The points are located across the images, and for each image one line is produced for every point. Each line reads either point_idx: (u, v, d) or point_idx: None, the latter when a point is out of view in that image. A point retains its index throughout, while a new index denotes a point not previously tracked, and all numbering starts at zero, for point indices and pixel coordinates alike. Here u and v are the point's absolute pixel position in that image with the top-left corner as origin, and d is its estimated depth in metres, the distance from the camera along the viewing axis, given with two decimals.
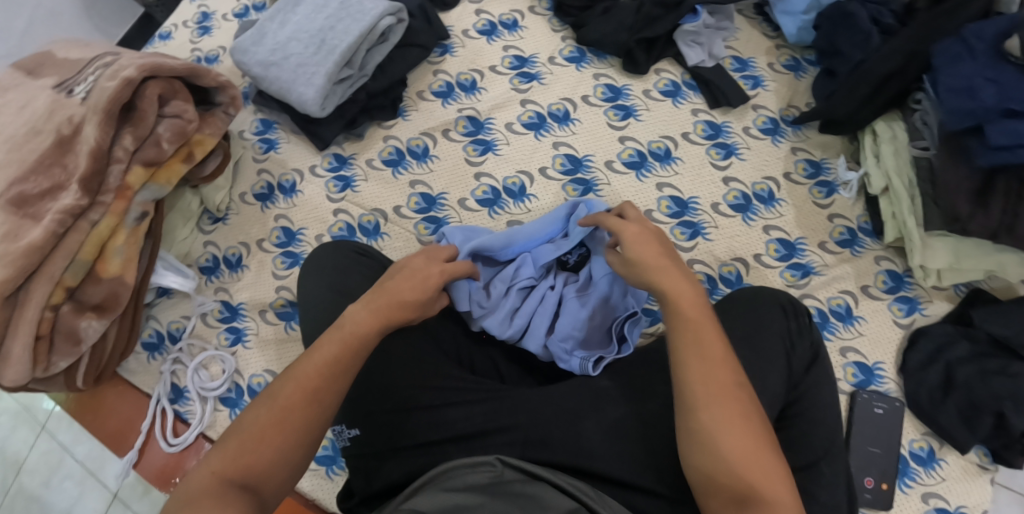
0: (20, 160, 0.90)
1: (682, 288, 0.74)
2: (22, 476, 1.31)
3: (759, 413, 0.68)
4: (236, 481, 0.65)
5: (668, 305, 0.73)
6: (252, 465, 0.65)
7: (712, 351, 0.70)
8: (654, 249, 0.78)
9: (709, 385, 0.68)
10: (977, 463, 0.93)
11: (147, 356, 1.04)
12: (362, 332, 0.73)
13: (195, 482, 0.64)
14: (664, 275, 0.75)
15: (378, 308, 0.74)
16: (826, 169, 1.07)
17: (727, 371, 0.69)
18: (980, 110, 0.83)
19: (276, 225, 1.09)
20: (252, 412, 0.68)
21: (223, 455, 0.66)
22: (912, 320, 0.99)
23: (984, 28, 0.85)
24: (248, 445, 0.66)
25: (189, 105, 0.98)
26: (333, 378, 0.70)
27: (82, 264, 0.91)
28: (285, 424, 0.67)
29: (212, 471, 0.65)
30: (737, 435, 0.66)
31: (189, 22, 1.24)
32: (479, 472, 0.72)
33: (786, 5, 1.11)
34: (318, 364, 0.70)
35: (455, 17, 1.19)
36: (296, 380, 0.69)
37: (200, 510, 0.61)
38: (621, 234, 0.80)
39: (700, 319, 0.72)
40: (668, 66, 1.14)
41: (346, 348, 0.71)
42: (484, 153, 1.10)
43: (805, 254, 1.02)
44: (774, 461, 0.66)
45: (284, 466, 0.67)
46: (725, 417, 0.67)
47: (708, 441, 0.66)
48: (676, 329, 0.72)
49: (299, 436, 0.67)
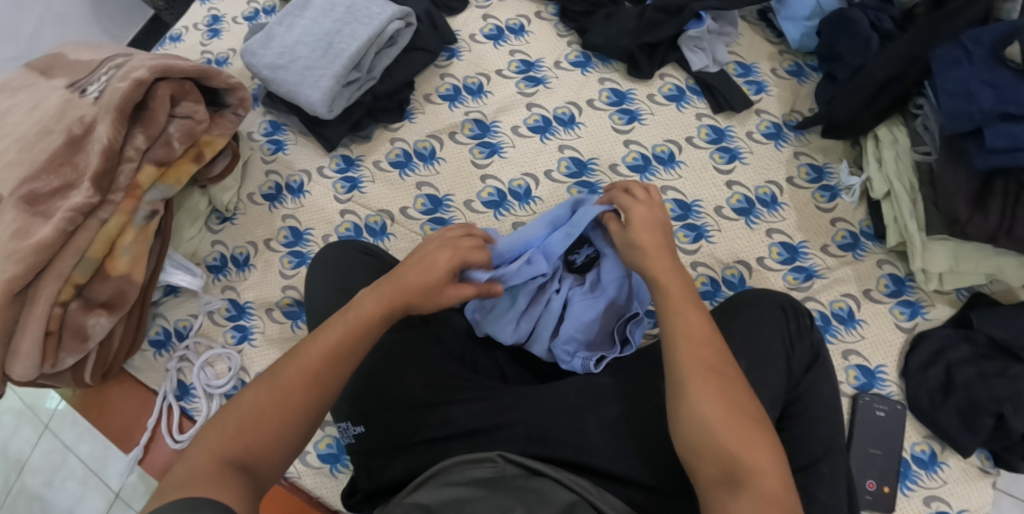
0: (32, 159, 0.91)
1: (674, 273, 0.77)
2: (25, 475, 1.31)
3: (747, 391, 0.69)
4: (234, 461, 0.65)
5: (658, 287, 0.77)
6: (250, 446, 0.66)
7: (697, 329, 0.72)
8: (657, 235, 0.80)
9: (693, 360, 0.70)
10: (979, 466, 0.93)
11: (153, 354, 1.05)
12: (368, 317, 0.74)
13: (192, 462, 0.64)
14: (659, 260, 0.78)
15: (386, 294, 0.75)
16: (829, 174, 1.07)
17: (713, 349, 0.70)
18: (977, 114, 0.85)
19: (283, 225, 1.10)
20: (251, 393, 0.69)
21: (221, 436, 0.66)
22: (914, 323, 0.99)
23: (982, 34, 0.87)
24: (247, 426, 0.67)
25: (200, 106, 0.99)
26: (334, 362, 0.70)
27: (90, 262, 0.92)
28: (284, 405, 0.68)
29: (209, 452, 0.65)
30: (718, 409, 0.67)
31: (199, 25, 1.25)
32: (480, 467, 0.73)
33: (789, 11, 1.12)
34: (321, 348, 0.71)
35: (462, 22, 1.21)
36: (297, 363, 0.70)
37: (197, 489, 0.61)
38: (628, 216, 0.82)
39: (687, 301, 0.74)
40: (673, 71, 1.15)
41: (352, 330, 0.72)
42: (490, 156, 1.11)
43: (807, 257, 1.03)
44: (758, 435, 0.66)
45: (281, 447, 0.67)
46: (705, 390, 0.68)
47: (690, 414, 0.67)
48: (664, 309, 0.74)
49: (297, 417, 0.68)
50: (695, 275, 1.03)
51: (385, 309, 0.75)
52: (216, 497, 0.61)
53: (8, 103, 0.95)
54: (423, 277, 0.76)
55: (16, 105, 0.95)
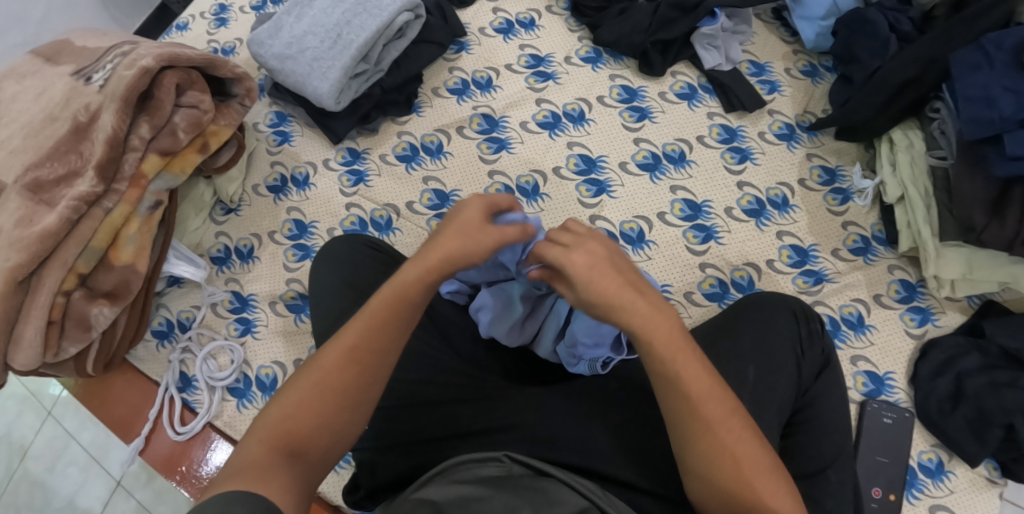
0: (37, 146, 0.91)
1: (657, 321, 0.72)
2: (26, 461, 1.31)
3: (759, 442, 0.70)
4: (283, 448, 0.68)
5: (642, 341, 0.72)
6: (294, 432, 0.69)
7: (697, 389, 0.70)
8: (619, 279, 0.72)
9: (697, 422, 0.70)
10: (986, 476, 0.92)
11: (156, 345, 1.05)
12: (406, 291, 0.74)
13: (246, 452, 0.67)
14: (635, 313, 0.72)
15: (427, 265, 0.75)
16: (841, 177, 1.06)
17: (716, 405, 0.70)
18: (997, 120, 0.83)
19: (289, 217, 1.09)
20: (295, 380, 0.71)
21: (269, 425, 0.69)
22: (924, 330, 0.98)
23: (1004, 37, 0.85)
24: (292, 412, 0.69)
25: (206, 95, 0.98)
26: (371, 339, 0.72)
27: (94, 252, 0.92)
28: (325, 387, 0.70)
29: (259, 441, 0.68)
30: (732, 472, 0.69)
31: (206, 13, 1.24)
32: (486, 467, 0.72)
33: (804, 10, 1.10)
34: (358, 328, 0.72)
35: (472, 15, 1.19)
36: (337, 344, 0.72)
37: (246, 479, 0.64)
38: (568, 267, 0.73)
39: (681, 356, 0.71)
40: (685, 69, 1.14)
41: (390, 306, 0.73)
42: (498, 151, 1.10)
43: (817, 261, 1.02)
44: (773, 487, 0.68)
45: (327, 431, 0.70)
46: (717, 454, 0.69)
47: (702, 477, 0.70)
48: (657, 370, 0.71)
49: (338, 399, 0.70)
50: (703, 276, 1.02)
51: (421, 280, 0.74)
52: (263, 490, 0.63)
53: (14, 89, 0.94)
54: (465, 245, 0.75)
55: (21, 91, 0.94)
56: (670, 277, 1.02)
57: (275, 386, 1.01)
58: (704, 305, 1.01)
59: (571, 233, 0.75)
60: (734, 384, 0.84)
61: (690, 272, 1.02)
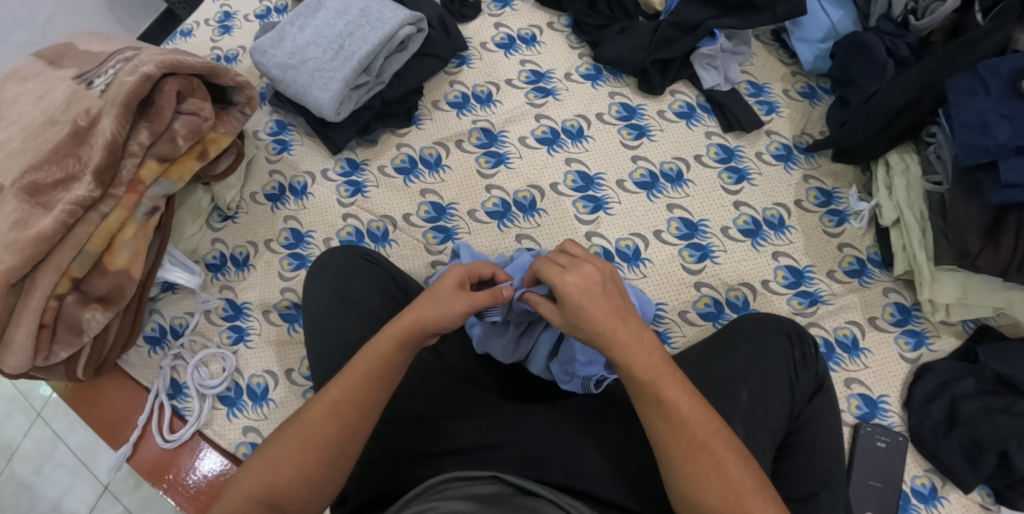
0: (35, 149, 0.90)
1: (637, 348, 0.72)
2: (14, 463, 1.29)
3: (744, 461, 0.70)
4: (263, 499, 0.70)
5: (623, 368, 0.73)
6: (275, 483, 0.70)
7: (682, 411, 0.70)
8: (608, 305, 0.73)
9: (681, 444, 0.70)
10: (979, 502, 0.92)
11: (148, 350, 1.04)
12: (386, 352, 0.74)
13: (229, 500, 0.70)
14: (617, 340, 0.73)
15: (400, 326, 0.75)
16: (837, 198, 1.06)
17: (697, 426, 0.70)
18: (993, 147, 0.84)
19: (285, 226, 1.09)
20: (281, 432, 0.73)
21: (252, 475, 0.71)
22: (919, 355, 0.98)
23: (999, 65, 0.86)
24: (273, 464, 0.71)
25: (206, 103, 0.97)
26: (350, 392, 0.73)
27: (89, 256, 0.91)
28: (306, 441, 0.71)
29: (241, 490, 0.70)
30: (718, 493, 0.68)
31: (211, 20, 1.25)
32: (478, 485, 0.71)
33: (803, 33, 1.11)
34: (341, 384, 0.73)
35: (474, 30, 1.20)
36: (322, 401, 0.73)
37: None
38: (559, 287, 0.73)
39: (661, 379, 0.71)
40: (684, 88, 1.15)
41: (371, 364, 0.73)
42: (497, 166, 1.10)
43: (813, 282, 1.02)
44: (761, 507, 0.68)
45: (305, 485, 0.71)
46: (703, 475, 0.69)
47: (688, 501, 0.69)
48: (641, 395, 0.72)
49: (317, 453, 0.71)
50: (698, 295, 1.02)
51: (400, 340, 0.74)
52: None
53: (14, 91, 0.95)
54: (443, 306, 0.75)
55: (23, 93, 0.94)
56: (665, 295, 1.02)
57: (267, 395, 1.00)
58: (698, 324, 1.00)
59: (553, 265, 0.75)
60: (725, 406, 0.83)
61: (685, 291, 1.02)
